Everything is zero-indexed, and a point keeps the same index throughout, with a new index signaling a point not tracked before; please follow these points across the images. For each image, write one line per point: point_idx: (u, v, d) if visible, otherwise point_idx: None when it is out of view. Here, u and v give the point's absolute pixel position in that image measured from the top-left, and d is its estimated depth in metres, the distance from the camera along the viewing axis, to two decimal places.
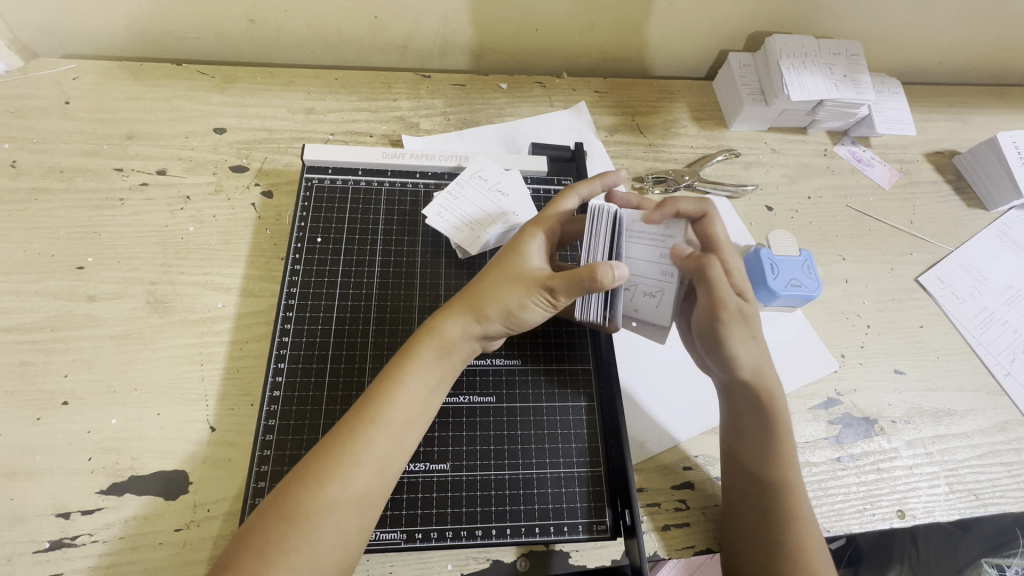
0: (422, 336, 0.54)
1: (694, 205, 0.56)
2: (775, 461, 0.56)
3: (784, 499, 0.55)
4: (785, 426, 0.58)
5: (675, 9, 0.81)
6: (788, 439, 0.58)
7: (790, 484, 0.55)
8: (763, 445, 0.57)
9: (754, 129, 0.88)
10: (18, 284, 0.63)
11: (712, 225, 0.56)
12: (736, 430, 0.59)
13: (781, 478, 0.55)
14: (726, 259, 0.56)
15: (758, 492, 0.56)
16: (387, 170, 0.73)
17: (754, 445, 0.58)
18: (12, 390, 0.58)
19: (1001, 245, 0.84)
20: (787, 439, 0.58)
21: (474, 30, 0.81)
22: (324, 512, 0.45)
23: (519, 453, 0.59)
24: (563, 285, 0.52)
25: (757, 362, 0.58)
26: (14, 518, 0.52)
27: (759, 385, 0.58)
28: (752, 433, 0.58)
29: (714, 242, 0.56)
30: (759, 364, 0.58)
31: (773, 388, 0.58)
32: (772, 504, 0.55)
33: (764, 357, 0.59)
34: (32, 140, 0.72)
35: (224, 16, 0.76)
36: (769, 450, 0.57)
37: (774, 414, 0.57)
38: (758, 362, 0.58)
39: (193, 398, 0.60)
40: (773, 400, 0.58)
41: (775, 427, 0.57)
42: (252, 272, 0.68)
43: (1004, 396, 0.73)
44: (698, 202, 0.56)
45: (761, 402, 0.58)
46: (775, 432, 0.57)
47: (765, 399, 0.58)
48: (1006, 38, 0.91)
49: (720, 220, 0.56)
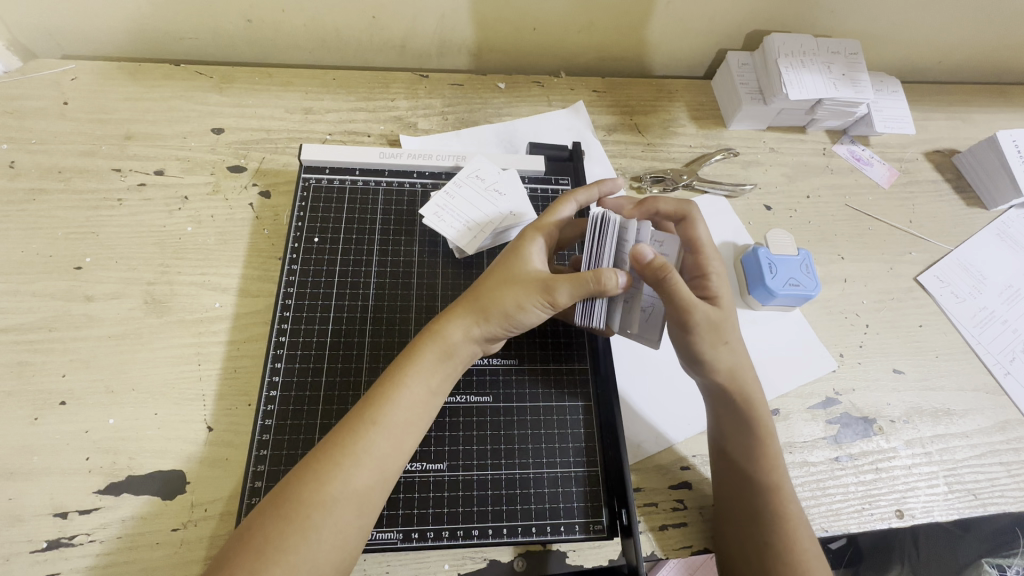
0: (424, 338, 0.54)
1: (672, 206, 0.62)
2: (762, 460, 0.56)
3: (774, 496, 0.55)
4: (770, 426, 0.58)
5: (674, 8, 0.80)
6: (774, 439, 0.58)
7: (778, 482, 0.55)
8: (748, 445, 0.57)
9: (753, 128, 0.88)
10: (16, 284, 0.63)
11: (694, 225, 0.61)
12: (720, 432, 0.60)
13: (769, 476, 0.56)
14: (709, 257, 0.60)
15: (746, 492, 0.56)
16: (384, 170, 0.73)
17: (739, 445, 0.58)
18: (10, 390, 0.58)
19: (1001, 245, 0.84)
20: (772, 438, 0.58)
21: (472, 30, 0.81)
22: (323, 511, 0.45)
23: (516, 453, 0.59)
24: (565, 285, 0.52)
25: (737, 365, 0.59)
26: (12, 517, 0.52)
27: (741, 387, 0.58)
28: (736, 433, 0.58)
29: (696, 241, 0.61)
30: (739, 366, 0.59)
31: (754, 389, 0.59)
32: (762, 503, 0.54)
33: (745, 360, 0.60)
34: (31, 141, 0.73)
35: (222, 17, 0.76)
36: (755, 449, 0.57)
37: (759, 417, 0.58)
38: (737, 364, 0.59)
39: (191, 398, 0.60)
40: (756, 403, 0.58)
41: (759, 426, 0.58)
42: (250, 272, 0.68)
43: (1004, 395, 0.72)
44: (676, 203, 0.62)
45: (746, 405, 0.58)
46: (760, 435, 0.57)
47: (747, 400, 0.58)
48: (1006, 36, 0.90)
49: (701, 222, 0.61)
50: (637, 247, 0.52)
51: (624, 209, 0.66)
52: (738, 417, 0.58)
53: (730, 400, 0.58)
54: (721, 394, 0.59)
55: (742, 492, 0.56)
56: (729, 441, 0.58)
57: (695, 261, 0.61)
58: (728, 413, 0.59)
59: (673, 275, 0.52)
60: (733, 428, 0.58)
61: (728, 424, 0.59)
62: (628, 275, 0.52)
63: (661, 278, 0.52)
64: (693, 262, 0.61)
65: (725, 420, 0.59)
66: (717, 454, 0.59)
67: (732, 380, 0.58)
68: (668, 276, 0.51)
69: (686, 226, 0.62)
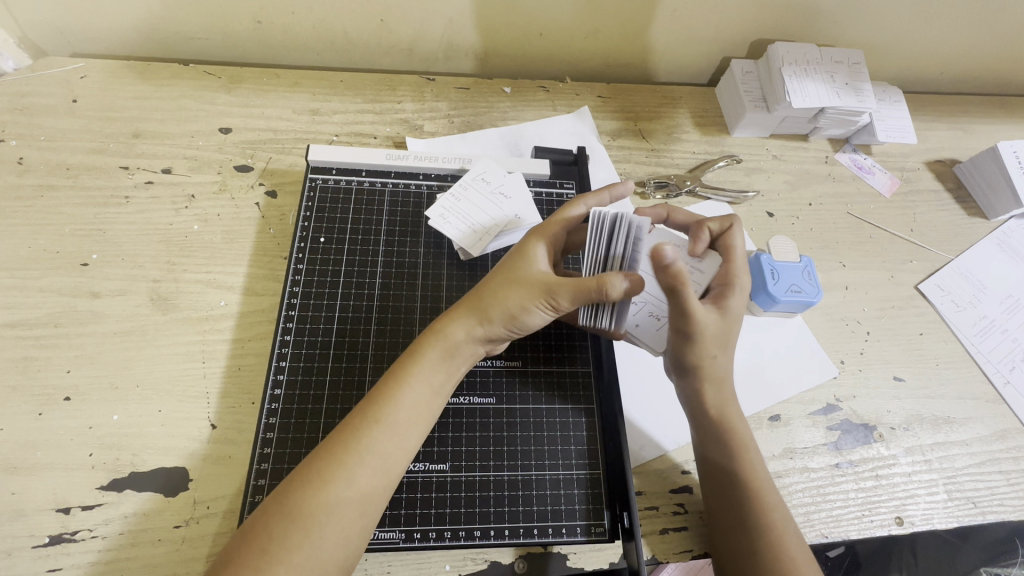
0: (428, 338, 0.54)
1: (718, 222, 0.61)
2: (743, 468, 0.57)
3: (757, 505, 0.54)
4: (751, 438, 0.59)
5: (678, 16, 0.81)
6: (756, 449, 0.58)
7: (762, 491, 0.55)
8: (731, 454, 0.57)
9: (756, 136, 0.89)
10: (23, 278, 0.64)
11: (730, 238, 0.59)
12: (704, 443, 0.59)
13: (752, 485, 0.55)
14: (739, 270, 0.58)
15: (729, 499, 0.56)
16: (390, 171, 0.73)
17: (722, 454, 0.57)
18: (15, 385, 0.58)
19: (1001, 254, 0.84)
20: (753, 447, 0.58)
21: (478, 35, 0.82)
22: (326, 510, 0.45)
23: (518, 454, 0.60)
24: (568, 289, 0.52)
25: (723, 377, 0.59)
26: (14, 512, 0.53)
27: (724, 399, 0.59)
28: (718, 442, 0.58)
29: (732, 253, 0.59)
30: (724, 378, 0.59)
31: (733, 404, 0.59)
32: (745, 512, 0.54)
33: (730, 372, 0.60)
34: (39, 138, 0.73)
35: (232, 18, 0.77)
36: (738, 459, 0.57)
37: (739, 434, 0.58)
38: (722, 377, 0.59)
39: (194, 396, 0.60)
40: (734, 419, 0.58)
41: (740, 437, 0.58)
42: (255, 271, 0.68)
43: (1003, 404, 0.73)
44: (722, 222, 0.61)
45: (729, 422, 0.58)
46: (741, 449, 0.57)
47: (729, 416, 0.58)
48: (1007, 48, 0.91)
49: (740, 235, 0.60)
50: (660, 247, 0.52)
51: (662, 218, 0.65)
52: (719, 427, 0.58)
53: (713, 410, 0.59)
54: (706, 403, 0.59)
55: (726, 499, 0.56)
56: (712, 450, 0.58)
57: (723, 274, 0.59)
58: (709, 425, 0.59)
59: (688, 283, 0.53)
60: (715, 437, 0.58)
61: (711, 435, 0.58)
62: (640, 276, 0.52)
63: (671, 284, 0.53)
64: (721, 274, 0.59)
65: (706, 429, 0.59)
66: (701, 461, 0.59)
67: (714, 391, 0.59)
68: (678, 281, 0.52)
69: (722, 240, 0.60)
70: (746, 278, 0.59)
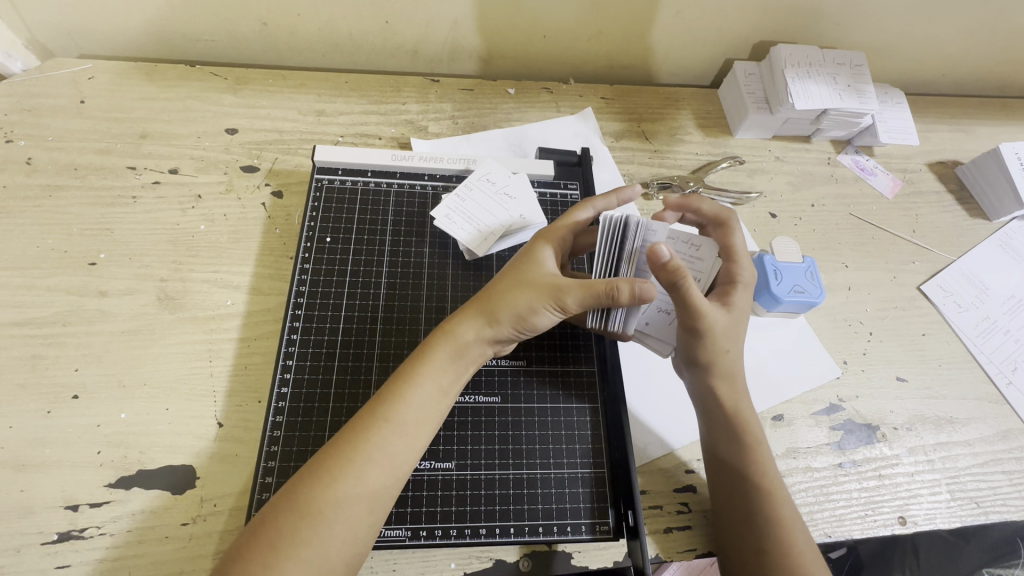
0: (437, 337, 0.55)
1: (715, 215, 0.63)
2: (753, 465, 0.57)
3: (767, 501, 0.55)
4: (760, 434, 0.59)
5: (681, 18, 0.82)
6: (765, 446, 0.58)
7: (770, 485, 0.56)
8: (739, 450, 0.57)
9: (758, 137, 0.89)
10: (31, 277, 0.64)
11: (731, 235, 0.61)
12: (713, 439, 0.59)
13: (761, 480, 0.56)
14: (744, 266, 0.60)
15: (738, 496, 0.56)
16: (396, 172, 0.73)
17: (731, 449, 0.58)
18: (24, 383, 0.58)
19: (1003, 256, 0.84)
20: (763, 443, 0.58)
21: (483, 37, 0.83)
22: (335, 507, 0.46)
23: (523, 453, 0.60)
24: (576, 292, 0.53)
25: (733, 372, 0.59)
26: (23, 509, 0.53)
27: (733, 394, 0.59)
28: (726, 438, 0.58)
29: (732, 249, 0.61)
30: (733, 374, 0.59)
31: (743, 400, 0.59)
32: (754, 507, 0.54)
33: (739, 368, 0.60)
34: (47, 139, 0.74)
35: (238, 20, 0.77)
36: (746, 455, 0.57)
37: (747, 430, 0.58)
38: (732, 372, 0.59)
39: (202, 394, 0.60)
40: (743, 416, 0.59)
41: (749, 431, 0.58)
42: (262, 271, 0.69)
43: (1006, 405, 0.73)
44: (718, 209, 0.64)
45: (738, 418, 0.58)
46: (750, 445, 0.57)
47: (738, 412, 0.59)
48: (1008, 50, 0.92)
49: (738, 231, 0.62)
50: (654, 246, 0.51)
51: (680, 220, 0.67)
52: (729, 422, 0.59)
53: (723, 405, 0.59)
54: (715, 397, 0.59)
55: (734, 495, 0.56)
56: (721, 446, 0.59)
57: (727, 271, 0.60)
58: (718, 420, 0.59)
59: (687, 278, 0.52)
60: (724, 434, 0.59)
61: (720, 430, 0.59)
62: (652, 283, 0.52)
63: (674, 280, 0.52)
64: (725, 271, 0.60)
65: (715, 425, 0.59)
66: (710, 457, 0.60)
67: (724, 387, 0.59)
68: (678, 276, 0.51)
69: (723, 236, 0.62)
70: (751, 274, 0.60)
